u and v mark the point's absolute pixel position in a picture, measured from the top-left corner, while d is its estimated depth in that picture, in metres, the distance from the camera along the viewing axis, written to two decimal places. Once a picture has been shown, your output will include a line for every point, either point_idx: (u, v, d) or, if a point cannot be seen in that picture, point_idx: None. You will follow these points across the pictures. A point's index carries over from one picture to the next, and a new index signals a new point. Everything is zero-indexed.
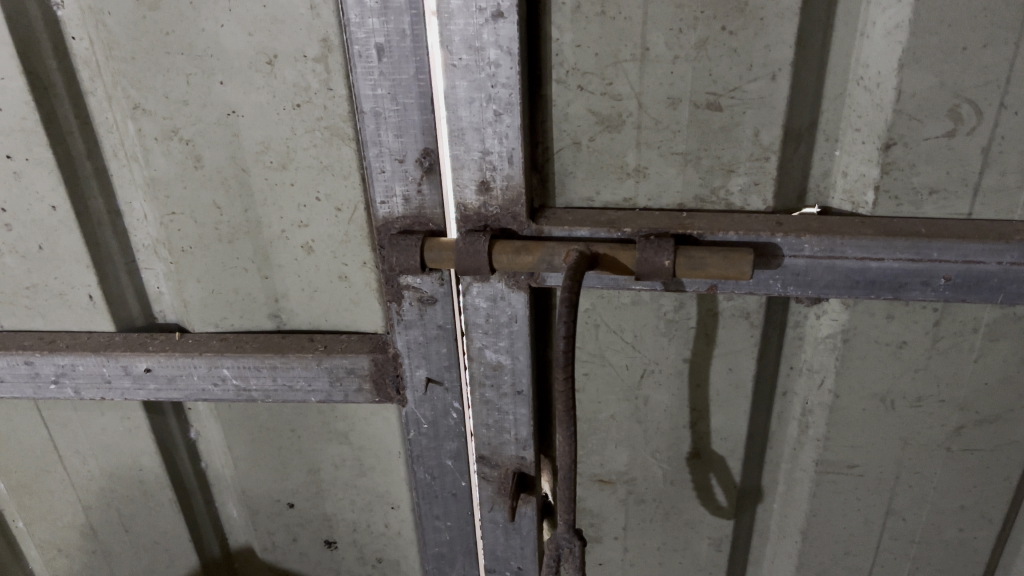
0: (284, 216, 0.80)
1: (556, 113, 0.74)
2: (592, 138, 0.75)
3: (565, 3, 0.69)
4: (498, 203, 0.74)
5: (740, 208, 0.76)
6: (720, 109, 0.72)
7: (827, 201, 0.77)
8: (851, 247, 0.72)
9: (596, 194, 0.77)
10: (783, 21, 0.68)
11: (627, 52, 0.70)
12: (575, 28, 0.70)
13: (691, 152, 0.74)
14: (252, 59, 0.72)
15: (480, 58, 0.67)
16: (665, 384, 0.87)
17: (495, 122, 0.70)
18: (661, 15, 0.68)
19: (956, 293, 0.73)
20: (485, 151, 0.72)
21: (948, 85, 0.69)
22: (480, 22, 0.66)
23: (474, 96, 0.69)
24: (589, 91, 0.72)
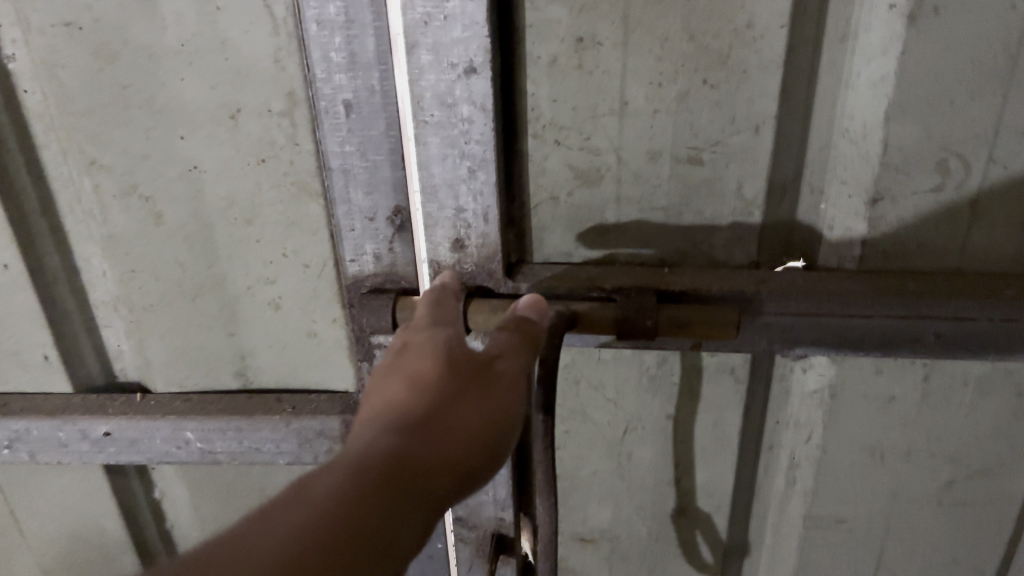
0: (250, 273, 0.77)
1: (532, 168, 0.70)
2: (569, 193, 0.71)
3: (541, 56, 0.65)
4: (473, 260, 0.71)
5: (722, 260, 0.74)
6: (701, 163, 0.69)
7: (813, 254, 0.75)
8: (838, 304, 0.71)
9: (575, 249, 0.74)
10: (766, 73, 0.65)
11: (605, 106, 0.67)
12: (552, 83, 0.66)
13: (672, 207, 0.72)
14: (216, 113, 0.69)
15: (453, 115, 0.65)
16: (649, 439, 0.84)
17: (469, 179, 0.67)
18: (640, 67, 0.65)
19: (947, 350, 0.72)
20: (459, 209, 0.69)
21: (935, 138, 0.67)
22: (451, 78, 0.63)
23: (447, 152, 0.66)
24: (567, 145, 0.69)
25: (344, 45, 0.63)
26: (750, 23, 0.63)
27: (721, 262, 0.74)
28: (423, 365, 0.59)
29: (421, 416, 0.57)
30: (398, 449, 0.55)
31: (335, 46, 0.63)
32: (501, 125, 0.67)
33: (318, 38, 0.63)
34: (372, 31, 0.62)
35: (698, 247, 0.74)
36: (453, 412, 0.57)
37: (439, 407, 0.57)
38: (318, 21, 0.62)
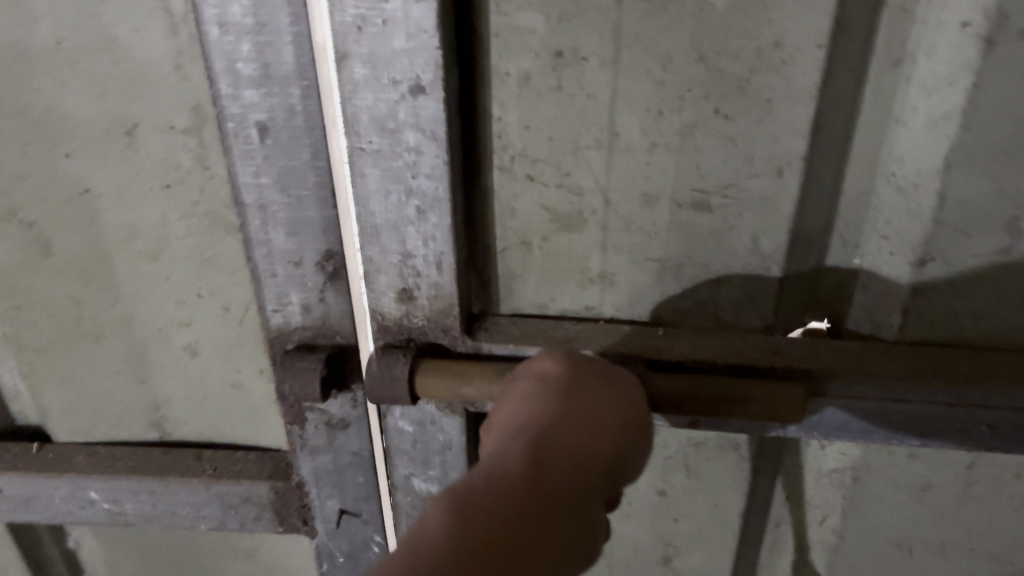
0: (160, 315, 0.64)
1: (498, 207, 0.57)
2: (542, 236, 0.58)
3: (509, 73, 0.52)
4: (424, 313, 0.58)
5: (729, 322, 0.61)
6: (707, 209, 0.56)
7: (840, 314, 0.62)
8: (872, 385, 0.58)
9: (552, 299, 0.61)
10: (797, 104, 0.51)
11: (589, 138, 0.54)
12: (522, 107, 0.53)
13: (671, 258, 0.58)
14: (106, 125, 0.56)
15: (397, 142, 0.51)
16: (636, 516, 0.73)
17: (417, 221, 0.54)
18: (633, 93, 0.52)
19: (1004, 445, 0.58)
20: (407, 254, 0.55)
21: (1007, 194, 0.53)
22: (394, 99, 0.50)
23: (390, 188, 0.53)
24: (542, 182, 0.56)
25: (254, 55, 0.50)
26: (777, 41, 0.49)
27: (727, 322, 0.61)
28: (553, 365, 0.51)
29: (564, 407, 0.48)
30: (535, 445, 0.46)
31: (242, 55, 0.49)
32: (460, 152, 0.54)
33: (222, 46, 0.49)
34: (291, 38, 0.49)
35: (699, 306, 0.60)
36: (591, 399, 0.49)
37: (581, 395, 0.49)
38: (219, 23, 0.49)
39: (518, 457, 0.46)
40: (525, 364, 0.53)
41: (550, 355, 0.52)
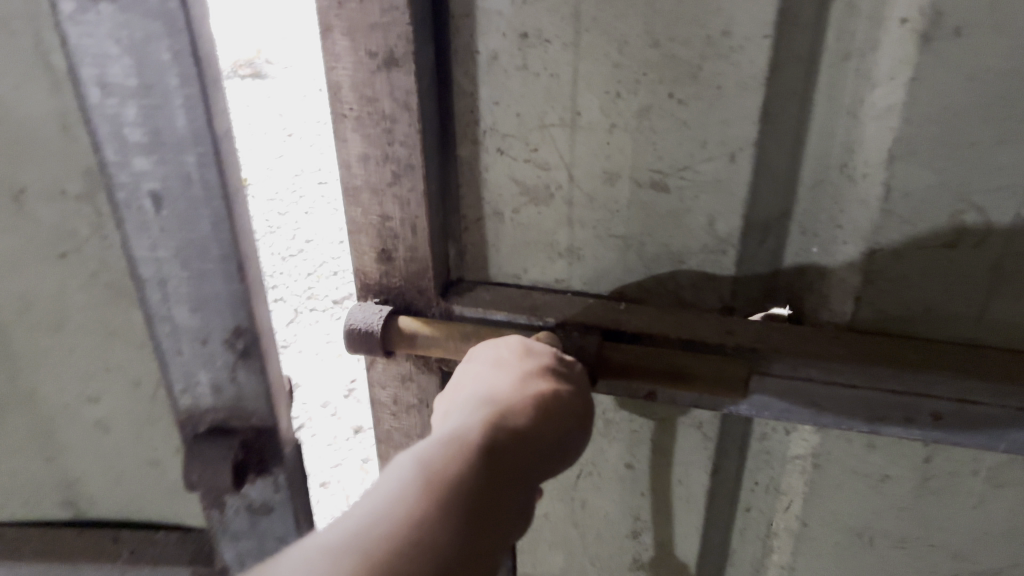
0: (67, 389, 0.69)
1: (471, 177, 0.63)
2: (515, 207, 0.63)
3: (479, 52, 0.57)
4: (401, 274, 0.64)
5: (689, 301, 0.65)
6: (666, 191, 0.59)
7: (799, 302, 0.65)
8: (818, 368, 0.61)
9: (524, 271, 0.66)
10: (745, 92, 0.55)
11: (555, 115, 0.58)
12: (493, 84, 0.58)
13: (632, 237, 0.62)
14: (37, 120, 0.57)
15: (375, 110, 0.57)
16: (606, 488, 0.76)
17: (393, 184, 0.59)
18: (594, 75, 0.56)
19: (947, 434, 0.61)
20: (385, 216, 0.61)
21: (951, 187, 0.55)
22: (371, 67, 0.55)
23: (371, 151, 0.58)
24: (512, 155, 0.61)
25: (139, 120, 0.55)
26: (726, 30, 0.53)
27: (687, 301, 0.65)
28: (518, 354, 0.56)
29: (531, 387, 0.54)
30: (505, 416, 0.51)
31: (128, 119, 0.55)
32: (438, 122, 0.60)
33: (104, 110, 0.54)
34: (180, 99, 0.54)
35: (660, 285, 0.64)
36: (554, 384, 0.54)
37: (541, 378, 0.55)
38: (100, 84, 0.54)
39: (487, 425, 0.50)
40: (491, 347, 0.58)
41: (517, 345, 0.57)
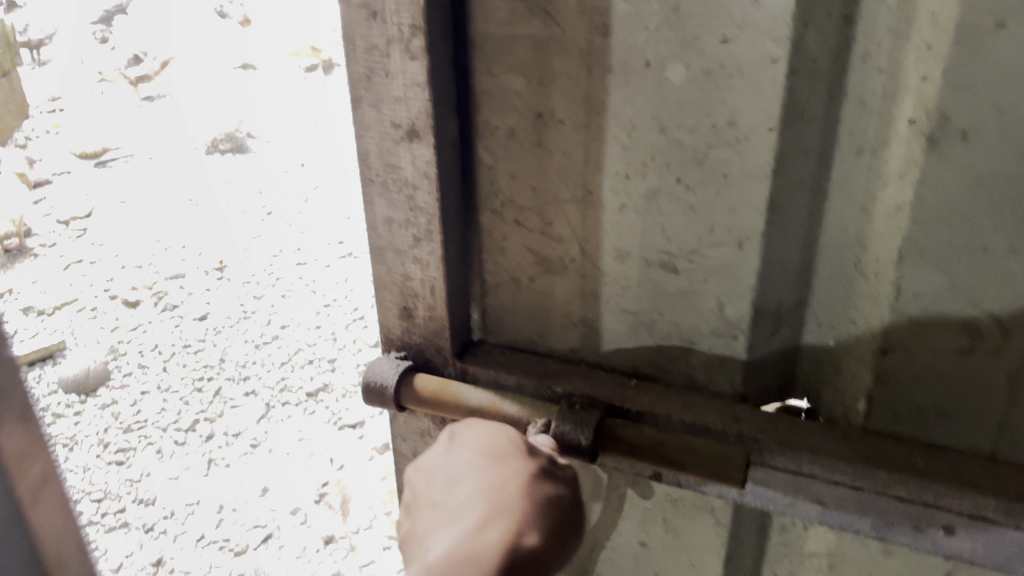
0: None
1: (491, 245, 0.66)
2: (534, 276, 0.66)
3: (497, 127, 0.61)
4: (421, 332, 0.67)
5: (703, 385, 0.64)
6: (676, 276, 0.60)
7: (817, 395, 0.63)
8: (820, 465, 0.57)
9: (540, 337, 0.68)
10: (752, 181, 0.54)
11: (568, 192, 0.60)
12: (510, 158, 0.61)
13: (643, 313, 0.63)
14: None
15: (399, 177, 0.60)
16: (619, 563, 0.76)
17: (415, 247, 0.63)
18: (604, 155, 0.58)
19: (962, 554, 0.55)
20: (407, 276, 0.65)
21: (961, 291, 0.53)
22: (396, 137, 0.59)
23: (395, 215, 0.62)
24: (527, 227, 0.63)
25: None
26: (733, 121, 0.53)
27: (701, 385, 0.64)
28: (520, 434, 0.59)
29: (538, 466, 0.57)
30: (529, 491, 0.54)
31: None
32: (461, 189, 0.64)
33: None
34: None
35: (671, 366, 0.64)
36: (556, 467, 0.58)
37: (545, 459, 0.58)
38: None
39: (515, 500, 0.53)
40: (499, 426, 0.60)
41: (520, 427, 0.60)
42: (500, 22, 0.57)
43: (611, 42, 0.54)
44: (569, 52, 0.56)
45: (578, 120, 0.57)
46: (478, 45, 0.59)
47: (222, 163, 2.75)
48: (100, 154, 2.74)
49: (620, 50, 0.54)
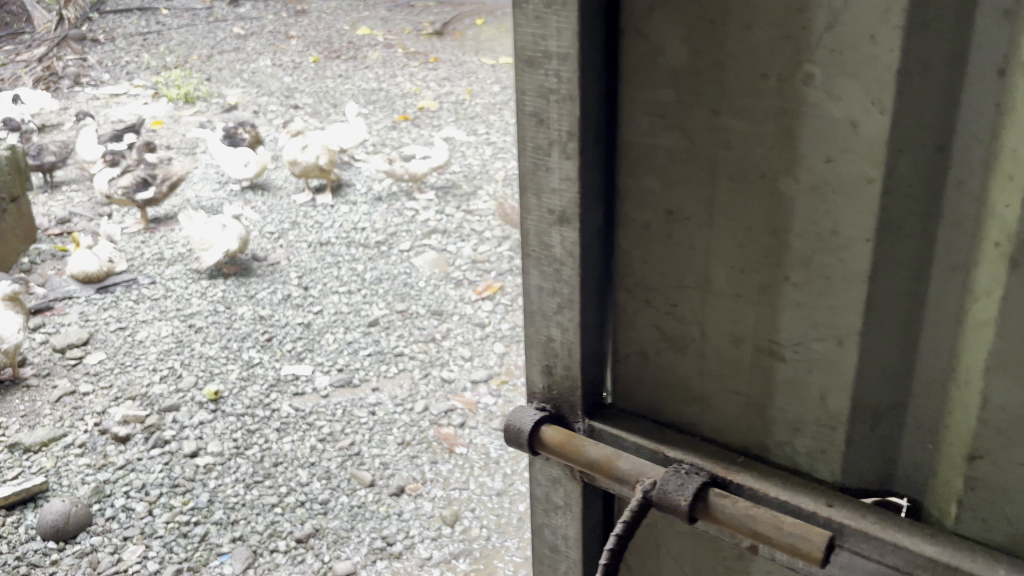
0: None
1: (625, 318, 0.83)
2: (664, 349, 0.81)
3: (636, 220, 0.79)
4: (559, 389, 0.85)
5: (806, 470, 0.76)
6: (779, 357, 0.74)
7: (916, 496, 0.73)
8: (900, 553, 0.65)
9: (663, 409, 0.84)
10: (850, 284, 0.69)
11: (689, 279, 0.77)
12: (647, 247, 0.79)
13: (753, 396, 0.77)
14: None
15: (550, 253, 0.81)
16: None
17: (559, 313, 0.82)
18: (720, 249, 0.75)
19: None
20: (551, 337, 0.84)
21: None
22: (550, 221, 0.80)
23: (544, 283, 0.82)
24: (656, 306, 0.81)
25: None
26: (835, 230, 0.68)
27: (804, 469, 0.76)
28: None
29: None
30: None
31: None
32: (602, 270, 0.81)
33: None
34: None
35: (775, 435, 0.77)
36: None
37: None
38: None
39: None
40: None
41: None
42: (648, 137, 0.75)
43: (734, 155, 0.71)
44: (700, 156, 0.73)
45: (707, 217, 0.74)
46: (626, 152, 0.77)
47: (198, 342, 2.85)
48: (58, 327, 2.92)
49: (739, 161, 0.71)
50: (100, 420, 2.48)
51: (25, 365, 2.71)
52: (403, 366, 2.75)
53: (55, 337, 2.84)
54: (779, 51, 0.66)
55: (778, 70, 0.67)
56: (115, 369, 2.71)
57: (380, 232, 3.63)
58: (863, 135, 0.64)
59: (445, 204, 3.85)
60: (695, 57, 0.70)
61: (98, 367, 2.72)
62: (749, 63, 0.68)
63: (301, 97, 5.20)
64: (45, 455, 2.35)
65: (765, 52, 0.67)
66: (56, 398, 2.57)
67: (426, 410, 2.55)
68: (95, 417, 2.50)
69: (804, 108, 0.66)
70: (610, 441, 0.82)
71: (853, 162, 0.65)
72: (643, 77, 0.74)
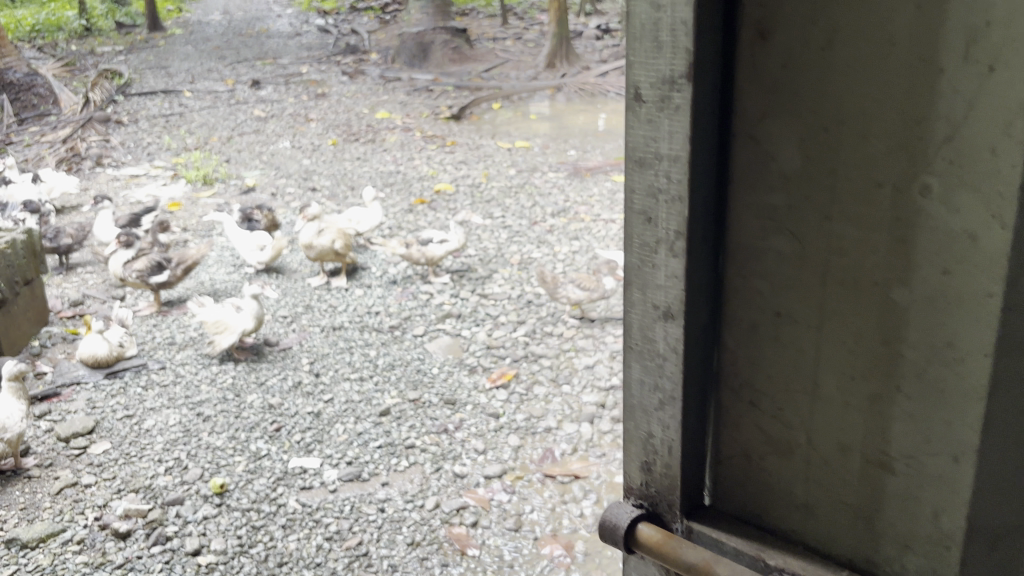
0: None
1: (730, 422, 0.90)
2: (770, 457, 0.88)
3: (743, 319, 0.86)
4: (659, 486, 0.92)
5: None
6: (888, 468, 0.78)
7: None
8: None
9: (766, 510, 0.89)
10: (973, 400, 0.71)
11: (800, 385, 0.83)
12: (754, 349, 0.86)
13: (861, 506, 0.81)
14: None
15: (652, 348, 0.87)
16: None
17: (660, 409, 0.89)
18: (829, 357, 0.80)
19: None
20: (651, 433, 0.91)
21: None
22: (654, 315, 0.86)
23: (647, 381, 0.89)
24: (762, 409, 0.87)
25: None
26: (951, 342, 0.71)
27: None
28: None
29: None
30: None
31: None
32: (703, 369, 0.88)
33: None
34: None
35: (884, 543, 0.80)
36: None
37: None
38: None
39: None
40: None
41: None
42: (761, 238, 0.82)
43: (846, 261, 0.76)
44: (813, 266, 0.79)
45: (814, 333, 0.80)
46: (734, 255, 0.84)
47: (208, 433, 2.76)
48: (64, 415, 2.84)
49: (856, 266, 0.76)
50: (101, 514, 2.38)
51: (27, 455, 2.62)
52: (414, 459, 2.65)
53: (59, 425, 2.76)
54: (897, 158, 0.71)
55: (891, 180, 0.72)
56: (119, 459, 2.62)
57: (395, 316, 3.58)
58: (982, 247, 0.68)
59: (460, 288, 3.80)
60: (811, 164, 0.76)
61: (101, 457, 2.63)
62: (866, 166, 0.73)
63: (318, 179, 5.20)
64: (41, 551, 2.24)
65: (879, 161, 0.72)
66: (57, 489, 2.48)
67: (437, 508, 2.42)
68: (95, 510, 2.40)
69: (920, 216, 0.71)
70: (709, 544, 0.88)
71: (971, 274, 0.69)
72: (759, 184, 0.80)
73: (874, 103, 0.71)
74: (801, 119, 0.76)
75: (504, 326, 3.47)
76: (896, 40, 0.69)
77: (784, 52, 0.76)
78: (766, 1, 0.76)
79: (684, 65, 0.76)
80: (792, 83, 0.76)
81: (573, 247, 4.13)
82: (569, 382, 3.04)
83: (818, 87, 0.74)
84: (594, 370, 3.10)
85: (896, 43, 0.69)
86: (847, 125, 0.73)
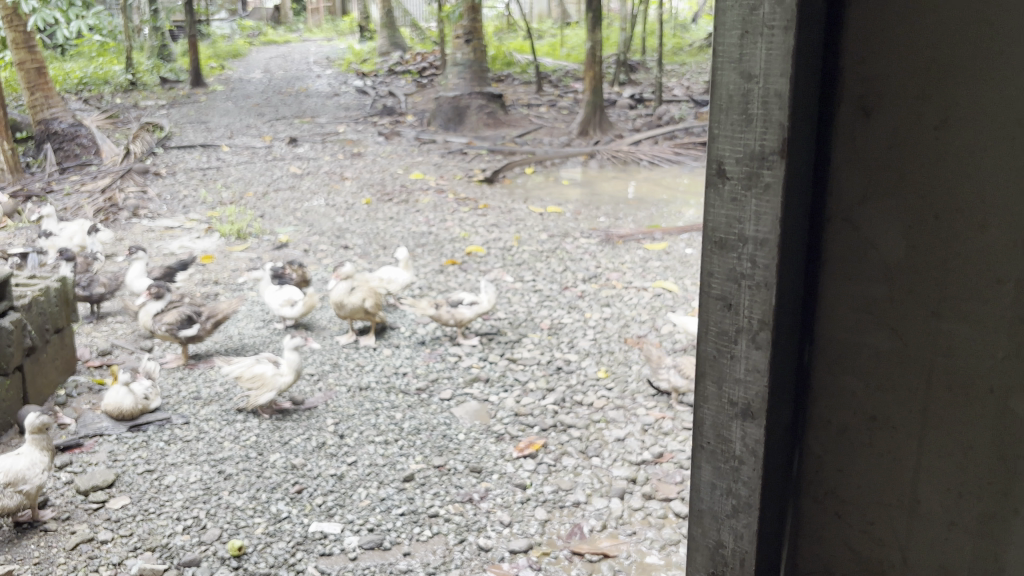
0: None
1: (825, 486, 1.12)
2: (884, 505, 1.07)
3: (837, 385, 1.08)
4: None
5: None
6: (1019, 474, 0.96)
7: None
8: None
9: (882, 538, 1.08)
10: None
11: (911, 438, 1.03)
12: (836, 425, 1.09)
13: (982, 544, 1.00)
14: None
15: (727, 455, 1.12)
16: None
17: (738, 469, 1.11)
18: (930, 466, 1.02)
19: None
20: (722, 533, 1.16)
21: None
22: (724, 468, 1.13)
23: (721, 462, 1.13)
24: (861, 472, 1.08)
25: None
26: None
27: None
28: None
29: None
30: None
31: None
32: (781, 459, 1.12)
33: None
34: None
35: (1006, 543, 0.98)
36: None
37: None
38: None
39: None
40: None
41: None
42: (851, 321, 1.06)
43: (950, 354, 0.99)
44: (914, 351, 1.01)
45: (922, 399, 1.02)
46: (825, 354, 1.09)
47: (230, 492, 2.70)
48: (86, 467, 2.79)
49: (967, 343, 0.97)
50: (115, 572, 2.31)
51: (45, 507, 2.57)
52: (437, 529, 2.57)
53: (79, 477, 2.71)
54: (1014, 262, 0.93)
55: (1013, 276, 0.93)
56: (137, 515, 2.56)
57: (421, 378, 3.53)
58: None
59: (489, 352, 3.74)
60: (915, 252, 1.00)
61: (119, 512, 2.58)
62: (983, 251, 0.95)
63: (351, 238, 5.20)
64: None
65: (999, 261, 0.94)
66: (73, 544, 2.41)
67: None
68: (110, 568, 2.33)
69: None
70: None
71: None
72: (864, 276, 1.04)
73: (996, 172, 0.93)
74: (906, 210, 1.00)
75: (532, 393, 3.40)
76: (995, 112, 0.93)
77: (891, 124, 0.99)
78: (867, 85, 1.00)
79: (774, 141, 1.00)
80: (893, 158, 1.00)
81: (604, 314, 4.07)
82: (598, 454, 2.95)
83: (930, 167, 0.97)
84: (624, 442, 3.01)
85: (1006, 114, 0.92)
86: (962, 240, 0.96)
